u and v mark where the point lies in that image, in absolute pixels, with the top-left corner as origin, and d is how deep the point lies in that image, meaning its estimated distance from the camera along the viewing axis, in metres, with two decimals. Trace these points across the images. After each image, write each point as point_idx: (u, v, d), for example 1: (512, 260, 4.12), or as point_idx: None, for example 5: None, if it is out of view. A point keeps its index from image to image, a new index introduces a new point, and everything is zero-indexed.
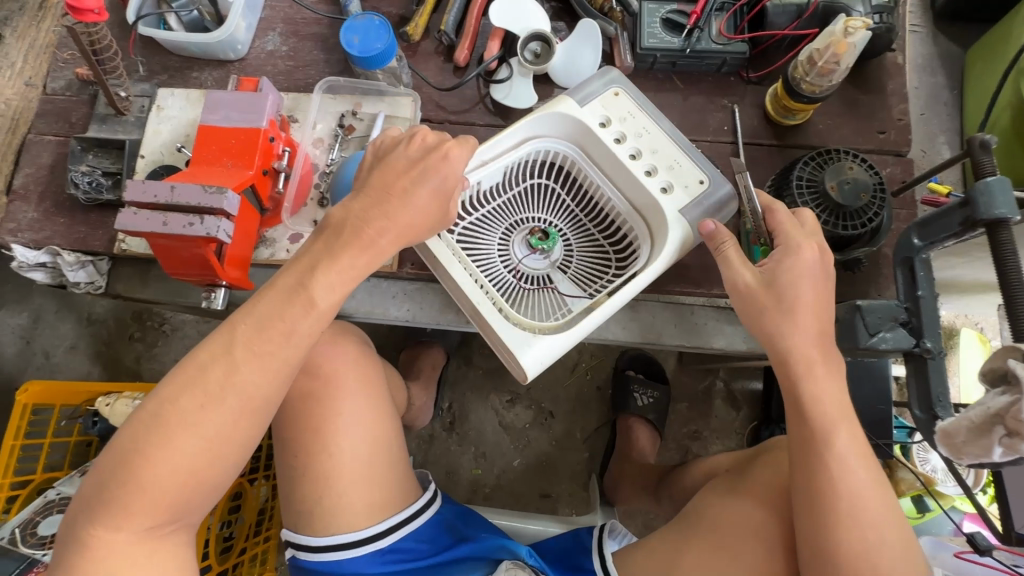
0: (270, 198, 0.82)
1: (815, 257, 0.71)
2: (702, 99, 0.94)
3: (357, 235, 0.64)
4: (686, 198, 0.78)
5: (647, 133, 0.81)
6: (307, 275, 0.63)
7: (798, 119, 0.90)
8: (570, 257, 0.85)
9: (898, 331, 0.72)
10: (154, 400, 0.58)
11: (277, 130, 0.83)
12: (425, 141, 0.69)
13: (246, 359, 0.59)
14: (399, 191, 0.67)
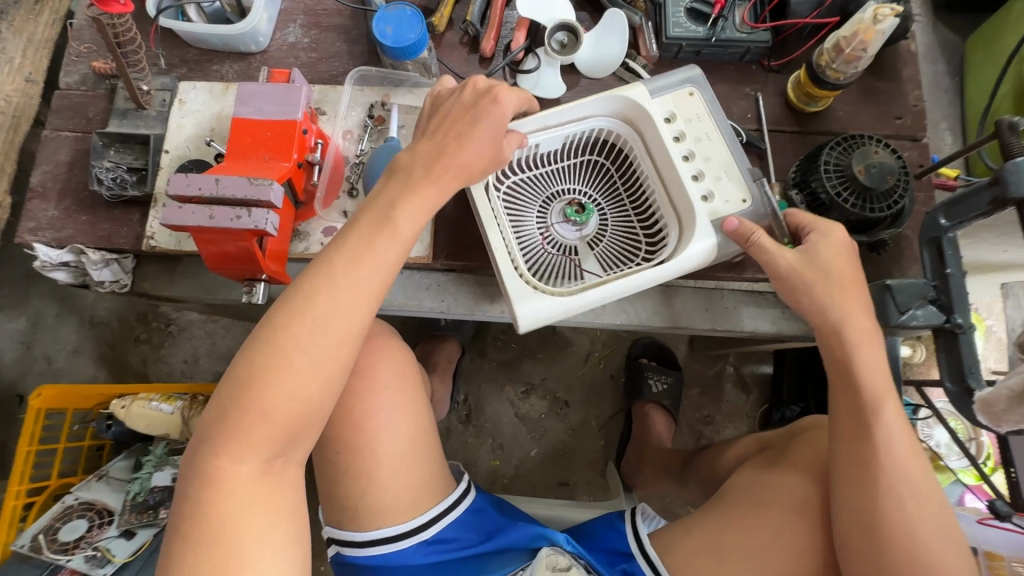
0: (305, 191, 0.81)
1: (844, 235, 0.75)
2: (725, 87, 0.95)
3: (434, 169, 0.68)
4: (727, 207, 0.79)
5: (707, 138, 0.82)
6: (377, 220, 0.66)
7: (820, 105, 0.92)
8: (603, 232, 0.84)
9: (928, 308, 0.75)
10: (255, 341, 0.62)
11: (310, 122, 0.82)
12: (477, 87, 0.72)
13: (331, 295, 0.63)
14: (463, 130, 0.70)
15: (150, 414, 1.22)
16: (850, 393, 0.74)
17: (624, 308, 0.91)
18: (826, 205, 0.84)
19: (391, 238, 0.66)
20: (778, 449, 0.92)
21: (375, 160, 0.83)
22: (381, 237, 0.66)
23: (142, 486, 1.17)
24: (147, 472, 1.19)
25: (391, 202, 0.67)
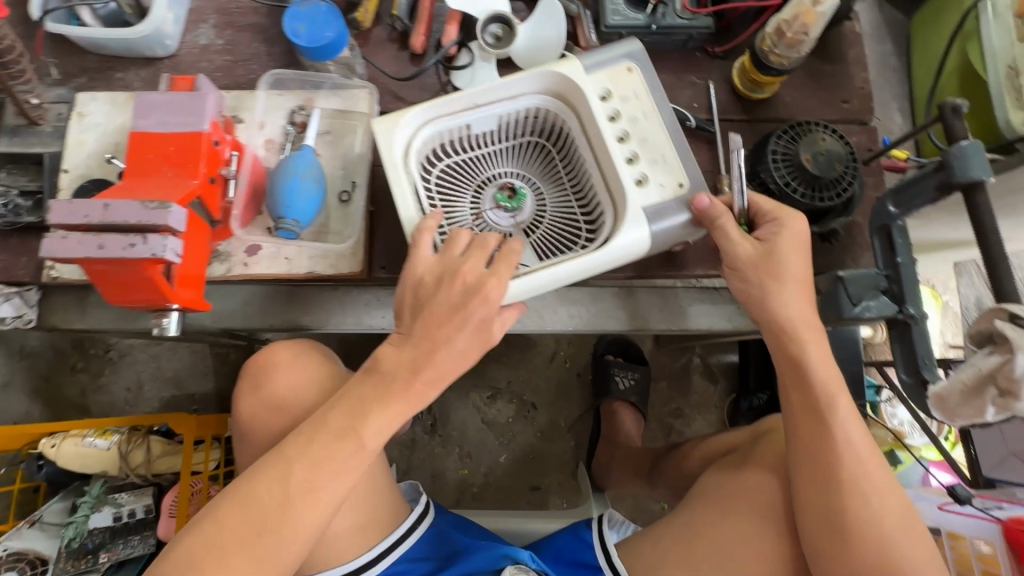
0: (220, 208, 0.75)
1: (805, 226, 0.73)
2: (670, 76, 0.92)
3: (427, 351, 0.66)
4: (668, 191, 0.72)
5: (643, 118, 0.75)
6: (360, 419, 0.66)
7: (767, 92, 0.89)
8: (540, 220, 0.76)
9: (881, 298, 0.73)
10: (233, 500, 0.63)
11: (221, 132, 0.75)
12: (465, 282, 0.66)
13: (310, 486, 0.64)
14: (445, 325, 0.66)
15: (84, 452, 1.13)
16: (809, 389, 0.71)
17: (573, 312, 0.88)
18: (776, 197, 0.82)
19: (371, 449, 0.66)
20: (746, 448, 0.88)
21: (279, 180, 0.74)
22: (361, 447, 0.66)
23: (76, 531, 1.10)
24: (83, 515, 1.11)
25: (377, 403, 0.67)
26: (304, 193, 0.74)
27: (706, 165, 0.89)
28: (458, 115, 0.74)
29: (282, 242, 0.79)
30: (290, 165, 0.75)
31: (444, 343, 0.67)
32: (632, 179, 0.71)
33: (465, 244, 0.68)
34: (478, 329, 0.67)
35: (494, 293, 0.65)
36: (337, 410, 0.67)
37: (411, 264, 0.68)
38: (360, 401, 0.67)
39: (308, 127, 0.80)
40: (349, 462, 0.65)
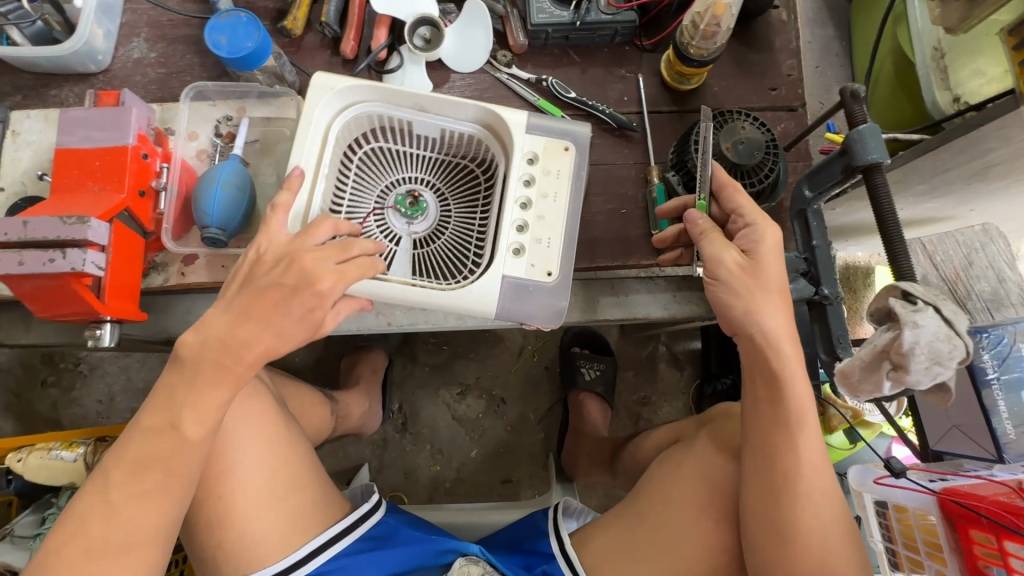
0: (152, 220, 0.76)
1: (776, 235, 0.72)
2: (600, 71, 0.93)
3: (234, 342, 0.64)
4: (529, 271, 0.72)
5: (552, 197, 0.74)
6: (174, 411, 0.64)
7: (694, 83, 0.90)
8: (438, 241, 0.76)
9: (799, 281, 0.75)
10: (61, 530, 0.63)
11: (149, 145, 0.77)
12: (301, 266, 0.64)
13: (135, 494, 0.63)
14: (267, 315, 0.64)
15: (50, 464, 1.14)
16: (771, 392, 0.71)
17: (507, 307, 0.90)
18: None
19: (197, 438, 0.65)
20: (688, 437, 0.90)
21: (203, 192, 0.77)
22: (182, 439, 0.64)
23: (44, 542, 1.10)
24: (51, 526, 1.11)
25: (187, 393, 0.64)
26: (226, 203, 0.76)
27: (638, 157, 0.90)
28: (388, 105, 0.75)
29: (217, 252, 0.80)
30: (212, 175, 0.77)
31: (268, 330, 0.64)
32: (507, 249, 0.72)
33: (321, 238, 0.66)
34: (308, 318, 0.65)
35: (327, 289, 0.64)
36: (147, 410, 0.65)
37: (266, 244, 0.67)
38: (168, 391, 0.65)
39: (238, 137, 0.82)
40: (177, 458, 0.65)
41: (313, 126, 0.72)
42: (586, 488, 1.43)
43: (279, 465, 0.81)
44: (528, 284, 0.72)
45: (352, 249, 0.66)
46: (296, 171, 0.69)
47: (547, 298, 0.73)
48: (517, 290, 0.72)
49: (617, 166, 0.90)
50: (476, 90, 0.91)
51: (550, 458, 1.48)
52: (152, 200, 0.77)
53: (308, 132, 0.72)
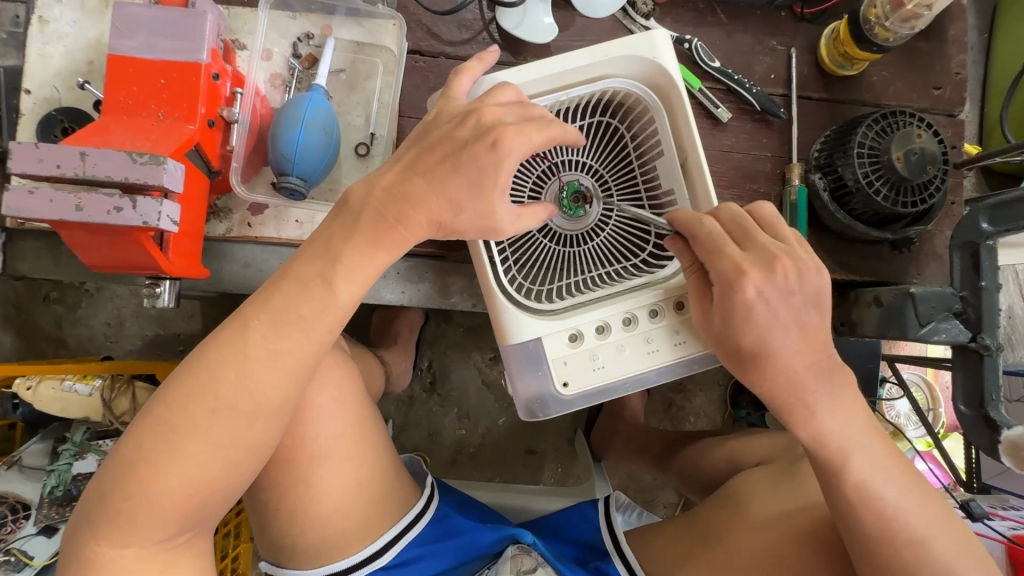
0: (220, 157, 0.63)
1: (758, 284, 0.56)
2: (748, 38, 0.79)
3: (398, 197, 0.54)
4: (553, 360, 0.62)
5: (654, 352, 0.62)
6: (328, 266, 0.55)
7: (854, 69, 0.77)
8: (560, 250, 0.71)
9: (952, 322, 0.68)
10: (188, 371, 0.55)
11: (221, 63, 0.63)
12: (479, 121, 0.55)
13: (271, 353, 0.55)
14: (439, 172, 0.54)
15: (63, 397, 1.05)
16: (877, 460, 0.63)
17: None
18: (851, 194, 0.73)
19: (345, 305, 0.57)
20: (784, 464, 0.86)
21: (281, 131, 0.62)
22: (329, 300, 0.56)
23: (59, 479, 1.04)
24: (64, 463, 1.05)
25: (345, 248, 0.55)
26: (311, 147, 0.62)
27: (776, 148, 0.79)
28: (660, 113, 0.65)
29: (289, 204, 0.67)
30: (297, 108, 0.63)
31: (437, 192, 0.54)
32: (568, 329, 0.62)
33: (504, 102, 0.57)
34: (481, 181, 0.54)
35: (508, 142, 0.53)
36: (302, 259, 0.56)
37: (442, 104, 0.58)
38: (323, 241, 0.56)
39: (324, 62, 0.67)
40: (318, 320, 0.56)
41: (602, 62, 0.63)
42: (612, 469, 1.40)
43: (364, 450, 0.73)
44: (537, 370, 0.62)
45: (534, 113, 0.56)
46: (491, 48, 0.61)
47: (543, 393, 0.62)
48: (536, 356, 0.62)
49: (751, 156, 0.78)
50: (601, 42, 0.77)
51: (578, 435, 1.44)
52: (221, 132, 0.63)
53: (596, 52, 0.63)
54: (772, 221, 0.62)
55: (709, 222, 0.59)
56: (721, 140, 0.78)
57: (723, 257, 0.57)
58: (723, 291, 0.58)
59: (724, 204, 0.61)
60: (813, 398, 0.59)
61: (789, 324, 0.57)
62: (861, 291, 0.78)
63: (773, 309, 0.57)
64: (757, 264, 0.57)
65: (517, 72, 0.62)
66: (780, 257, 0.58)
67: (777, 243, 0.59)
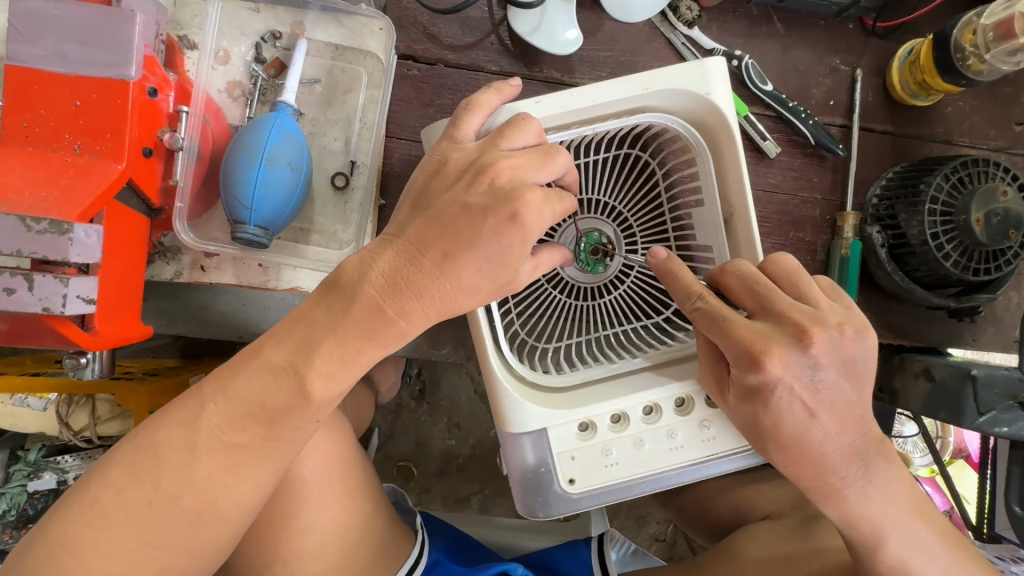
0: (160, 193, 0.51)
1: (781, 368, 0.44)
2: (806, 54, 0.66)
3: (401, 285, 0.43)
4: (559, 455, 0.52)
5: (678, 451, 0.52)
6: (303, 354, 0.44)
7: (927, 99, 0.65)
8: (573, 307, 0.60)
9: (1016, 413, 0.59)
10: (129, 449, 0.45)
11: (159, 73, 0.50)
12: (495, 180, 0.43)
13: (226, 447, 0.45)
14: (449, 252, 0.43)
15: (14, 412, 0.86)
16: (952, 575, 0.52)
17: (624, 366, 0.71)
18: (914, 255, 0.62)
19: (321, 402, 0.45)
20: None
21: (235, 169, 0.49)
22: (302, 394, 0.44)
23: (12, 502, 0.93)
24: (18, 484, 0.94)
25: (327, 339, 0.44)
26: (273, 187, 0.50)
27: (827, 189, 0.67)
28: (704, 158, 0.53)
29: (247, 251, 0.55)
30: (255, 137, 0.50)
31: (449, 276, 0.43)
32: (577, 419, 0.52)
33: (520, 147, 0.46)
34: (503, 259, 0.43)
35: (531, 219, 0.42)
36: (274, 339, 0.45)
37: (445, 147, 0.46)
38: (305, 325, 0.45)
39: (292, 71, 0.54)
40: (287, 416, 0.45)
41: (641, 95, 0.50)
42: None
43: (343, 528, 0.62)
44: (538, 465, 0.52)
45: (558, 162, 0.45)
46: (514, 81, 0.50)
47: (546, 490, 0.52)
48: (540, 447, 0.52)
49: (798, 198, 0.67)
50: (633, 51, 0.64)
51: None
52: (161, 162, 0.51)
53: (634, 84, 0.50)
54: (794, 276, 0.48)
55: (707, 298, 0.47)
56: (765, 178, 0.67)
57: (733, 340, 0.45)
58: (739, 374, 0.46)
59: (731, 263, 0.48)
60: (879, 527, 0.49)
61: (819, 411, 0.46)
62: (909, 358, 0.69)
63: (798, 394, 0.45)
64: (777, 340, 0.45)
65: (535, 104, 0.50)
66: (805, 329, 0.44)
67: (799, 307, 0.46)
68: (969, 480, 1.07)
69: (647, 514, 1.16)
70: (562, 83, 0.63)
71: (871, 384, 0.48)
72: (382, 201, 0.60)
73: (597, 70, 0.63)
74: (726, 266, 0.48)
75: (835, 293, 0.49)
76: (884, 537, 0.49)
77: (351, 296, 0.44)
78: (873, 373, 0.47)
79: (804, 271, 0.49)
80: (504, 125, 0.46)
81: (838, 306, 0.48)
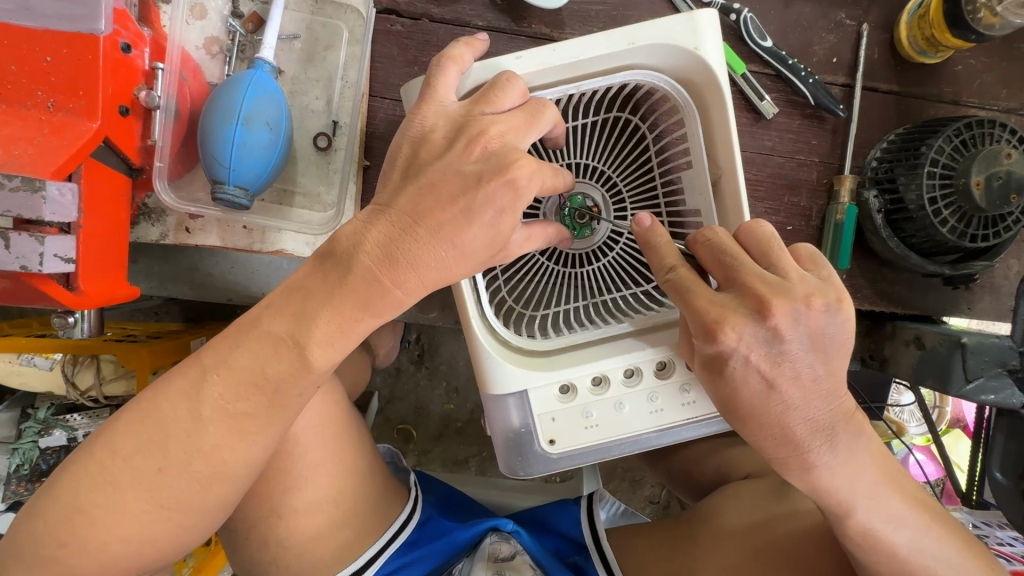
0: (138, 152, 0.51)
1: (738, 338, 0.44)
2: (810, 8, 0.63)
3: (397, 256, 0.41)
4: (540, 416, 0.53)
5: (657, 414, 0.53)
6: (302, 326, 0.44)
7: (939, 55, 0.62)
8: (560, 274, 0.61)
9: (1004, 381, 0.58)
10: (132, 417, 0.46)
11: (133, 28, 0.49)
12: (487, 148, 0.42)
13: (230, 415, 0.45)
14: (444, 221, 0.41)
15: (20, 372, 0.88)
16: None
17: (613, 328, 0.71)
18: (912, 221, 0.61)
19: (321, 370, 0.46)
20: None
21: (212, 128, 0.48)
22: (294, 360, 0.45)
23: (24, 458, 0.96)
24: (30, 441, 0.97)
25: (324, 309, 0.43)
26: (249, 149, 0.49)
27: (826, 152, 0.65)
28: (692, 119, 0.52)
29: (229, 214, 0.55)
30: (229, 96, 0.49)
31: (446, 242, 0.41)
32: (558, 381, 0.53)
33: (505, 110, 0.44)
34: (495, 227, 0.41)
35: (525, 182, 0.41)
36: (270, 310, 0.45)
37: (424, 104, 0.45)
38: (300, 297, 0.44)
39: (269, 27, 0.52)
40: (287, 384, 0.45)
41: (627, 51, 0.48)
42: None
43: (335, 484, 0.64)
44: (520, 426, 0.53)
45: (544, 120, 0.44)
46: (485, 36, 0.48)
47: (527, 449, 0.53)
48: (522, 409, 0.53)
49: (795, 161, 0.65)
50: (628, 5, 0.61)
51: None
52: (139, 121, 0.50)
53: (619, 38, 0.47)
54: (766, 244, 0.46)
55: (677, 268, 0.46)
56: (761, 140, 0.65)
57: (695, 312, 0.45)
58: (699, 345, 0.46)
59: (701, 231, 0.47)
60: (858, 494, 0.49)
61: (790, 380, 0.45)
62: (901, 325, 0.69)
63: (754, 365, 0.44)
64: (736, 312, 0.44)
65: (515, 60, 0.48)
66: (765, 300, 0.43)
67: (765, 277, 0.44)
68: (963, 449, 1.08)
69: (641, 478, 1.18)
70: (551, 39, 0.61)
71: (843, 352, 0.46)
72: (366, 163, 0.59)
73: (589, 26, 0.61)
74: (699, 233, 0.47)
75: (812, 262, 0.47)
76: (854, 506, 0.49)
77: (347, 266, 0.42)
78: (845, 346, 0.46)
79: (778, 238, 0.46)
80: (488, 88, 0.44)
81: (811, 276, 0.46)
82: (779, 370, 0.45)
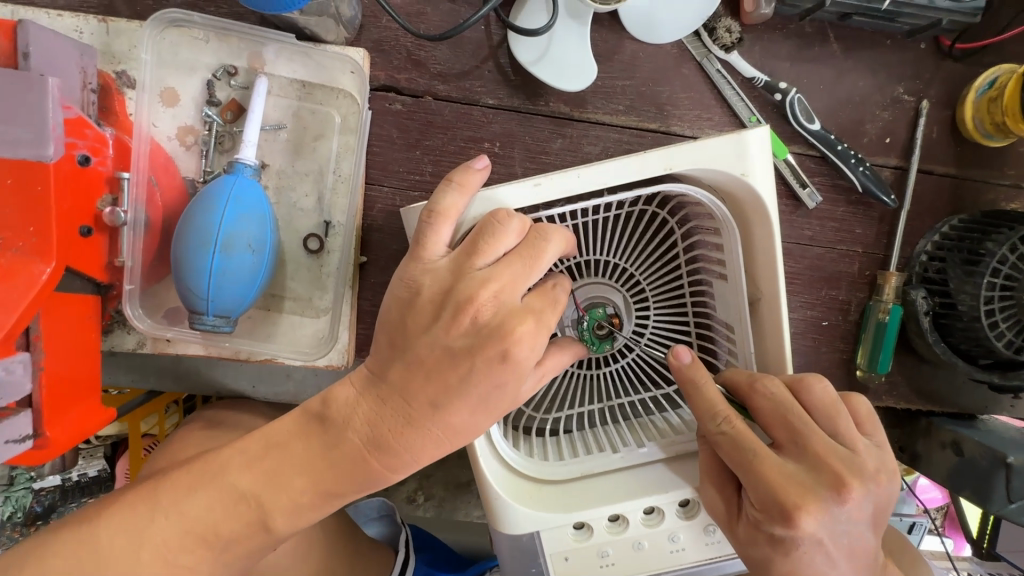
0: (105, 272, 0.45)
1: (817, 524, 0.39)
2: (864, 80, 0.56)
3: (386, 444, 0.38)
4: (553, 555, 0.48)
5: (680, 553, 0.48)
6: (271, 490, 0.39)
7: (1004, 138, 0.55)
8: (576, 381, 0.55)
9: None
10: (64, 543, 0.37)
11: (92, 134, 0.42)
12: (477, 318, 0.37)
13: (167, 569, 0.37)
14: (437, 399, 0.37)
15: None
16: None
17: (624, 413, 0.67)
18: (962, 328, 0.55)
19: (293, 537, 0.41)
20: None
21: (186, 254, 0.42)
22: (269, 535, 0.39)
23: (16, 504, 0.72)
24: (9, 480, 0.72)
25: (299, 477, 0.39)
26: (232, 275, 0.43)
27: (871, 242, 0.59)
28: (732, 236, 0.45)
29: (211, 338, 0.50)
30: (205, 214, 0.43)
31: (438, 422, 0.38)
32: (573, 521, 0.48)
33: (501, 255, 0.38)
34: (501, 395, 0.38)
35: (524, 356, 0.37)
36: (241, 459, 0.39)
37: (415, 255, 0.39)
38: (278, 456, 0.39)
39: (249, 123, 0.45)
40: (261, 552, 0.41)
41: (662, 175, 0.41)
42: None
43: None
44: (532, 565, 0.49)
45: (545, 258, 0.38)
46: (484, 163, 0.40)
47: None
48: (534, 548, 0.49)
49: (836, 252, 0.59)
50: (658, 79, 0.54)
51: None
52: (105, 239, 0.44)
53: (654, 162, 0.41)
54: (830, 407, 0.42)
55: (735, 421, 0.42)
56: (800, 229, 0.59)
57: (764, 484, 0.40)
58: (765, 523, 0.41)
59: (759, 383, 0.43)
60: None
61: (830, 558, 0.41)
62: (937, 424, 0.64)
63: (825, 546, 0.40)
64: (812, 490, 0.40)
65: (533, 188, 0.40)
66: (844, 481, 0.40)
67: (836, 449, 0.41)
68: None
69: None
70: (571, 118, 0.54)
71: (882, 519, 0.43)
72: (363, 258, 0.53)
73: (614, 103, 0.54)
74: (755, 384, 0.43)
75: (871, 425, 0.44)
76: None
77: (336, 438, 0.39)
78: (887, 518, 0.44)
79: (840, 400, 0.43)
80: (478, 231, 0.37)
81: (867, 442, 0.43)
82: (821, 549, 0.40)
